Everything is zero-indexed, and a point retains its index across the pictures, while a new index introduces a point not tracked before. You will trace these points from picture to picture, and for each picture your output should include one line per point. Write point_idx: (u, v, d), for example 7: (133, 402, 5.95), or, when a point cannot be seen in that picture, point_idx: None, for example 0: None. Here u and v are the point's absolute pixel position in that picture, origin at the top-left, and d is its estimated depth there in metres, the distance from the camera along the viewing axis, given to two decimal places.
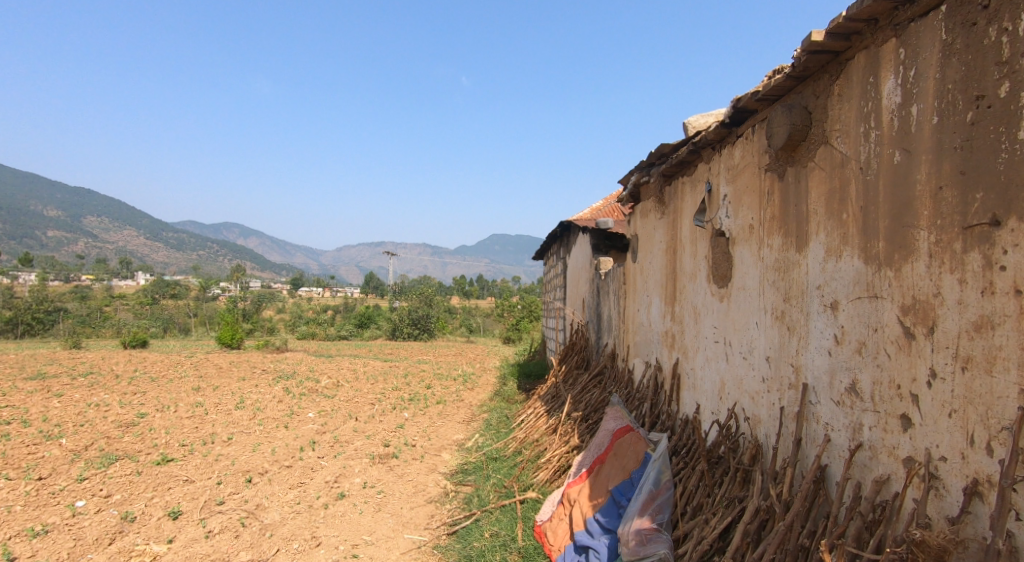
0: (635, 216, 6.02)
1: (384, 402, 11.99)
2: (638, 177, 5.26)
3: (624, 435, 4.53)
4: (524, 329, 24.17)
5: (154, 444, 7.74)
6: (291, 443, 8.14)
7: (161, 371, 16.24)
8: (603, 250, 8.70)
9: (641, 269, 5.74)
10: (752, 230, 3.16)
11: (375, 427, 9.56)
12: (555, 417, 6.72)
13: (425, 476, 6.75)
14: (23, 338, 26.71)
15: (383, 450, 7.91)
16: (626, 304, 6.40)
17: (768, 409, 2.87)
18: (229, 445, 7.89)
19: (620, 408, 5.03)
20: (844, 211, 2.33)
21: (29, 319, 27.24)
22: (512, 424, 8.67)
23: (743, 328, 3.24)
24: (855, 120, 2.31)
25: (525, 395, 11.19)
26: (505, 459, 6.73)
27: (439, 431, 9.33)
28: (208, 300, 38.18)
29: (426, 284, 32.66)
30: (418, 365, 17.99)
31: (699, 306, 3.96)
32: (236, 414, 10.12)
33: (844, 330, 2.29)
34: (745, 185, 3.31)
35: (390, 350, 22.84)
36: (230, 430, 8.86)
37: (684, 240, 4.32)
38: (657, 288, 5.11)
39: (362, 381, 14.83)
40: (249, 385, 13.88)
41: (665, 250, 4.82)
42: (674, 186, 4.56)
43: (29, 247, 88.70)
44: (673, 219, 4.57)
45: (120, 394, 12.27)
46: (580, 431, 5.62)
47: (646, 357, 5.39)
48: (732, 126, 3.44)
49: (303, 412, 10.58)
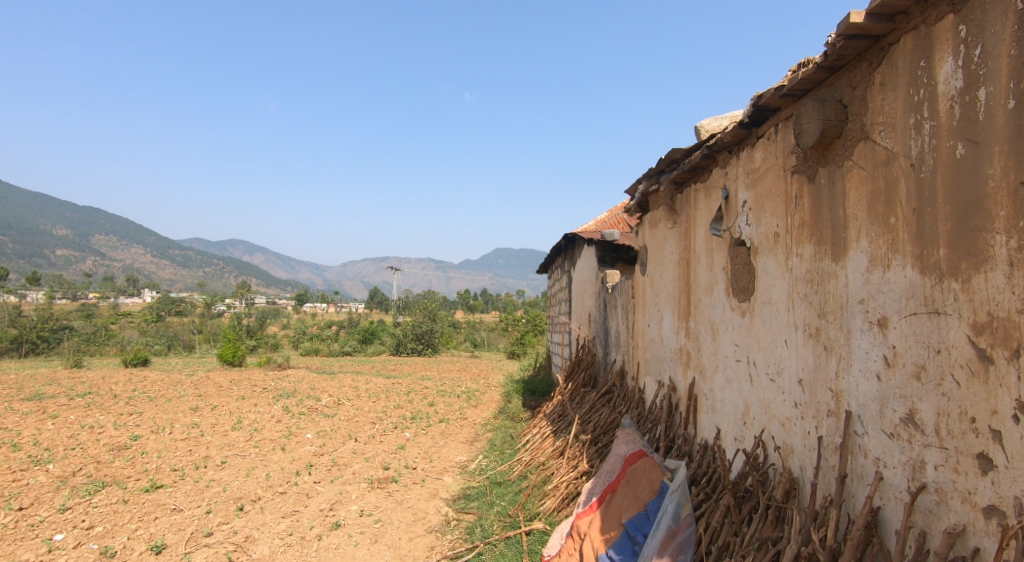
0: (643, 226, 5.72)
1: (385, 421, 11.66)
2: (646, 185, 4.98)
3: (638, 461, 4.21)
4: (528, 344, 23.84)
5: (144, 469, 7.43)
6: (287, 467, 7.83)
7: (161, 390, 15.94)
8: (609, 263, 8.43)
9: (650, 282, 5.44)
10: (777, 238, 2.85)
11: (375, 448, 9.23)
12: (562, 439, 6.40)
13: (426, 503, 6.42)
14: (27, 357, 26.58)
15: (382, 473, 7.59)
16: (635, 319, 6.10)
17: (803, 438, 2.56)
18: (222, 470, 7.57)
19: (631, 431, 4.72)
20: (893, 214, 2.03)
21: (34, 337, 27.14)
22: (517, 445, 8.33)
23: (769, 347, 2.94)
24: (902, 111, 2.03)
25: (530, 412, 10.85)
26: (509, 484, 6.41)
27: (441, 453, 9.01)
28: (212, 316, 37.97)
29: (429, 299, 32.36)
30: (422, 381, 17.66)
31: (717, 322, 3.66)
32: (232, 436, 9.81)
33: (896, 351, 1.99)
34: (768, 190, 3.01)
35: (394, 366, 22.52)
36: (225, 453, 8.55)
37: (698, 250, 4.02)
38: (669, 302, 4.80)
39: (363, 399, 14.51)
40: (249, 404, 13.57)
41: (677, 262, 4.53)
42: (686, 193, 4.27)
43: (35, 266, 88.94)
44: (686, 229, 4.27)
45: (116, 415, 11.98)
46: (589, 455, 5.30)
47: (658, 376, 5.08)
48: (751, 127, 3.15)
49: (302, 433, 10.26)
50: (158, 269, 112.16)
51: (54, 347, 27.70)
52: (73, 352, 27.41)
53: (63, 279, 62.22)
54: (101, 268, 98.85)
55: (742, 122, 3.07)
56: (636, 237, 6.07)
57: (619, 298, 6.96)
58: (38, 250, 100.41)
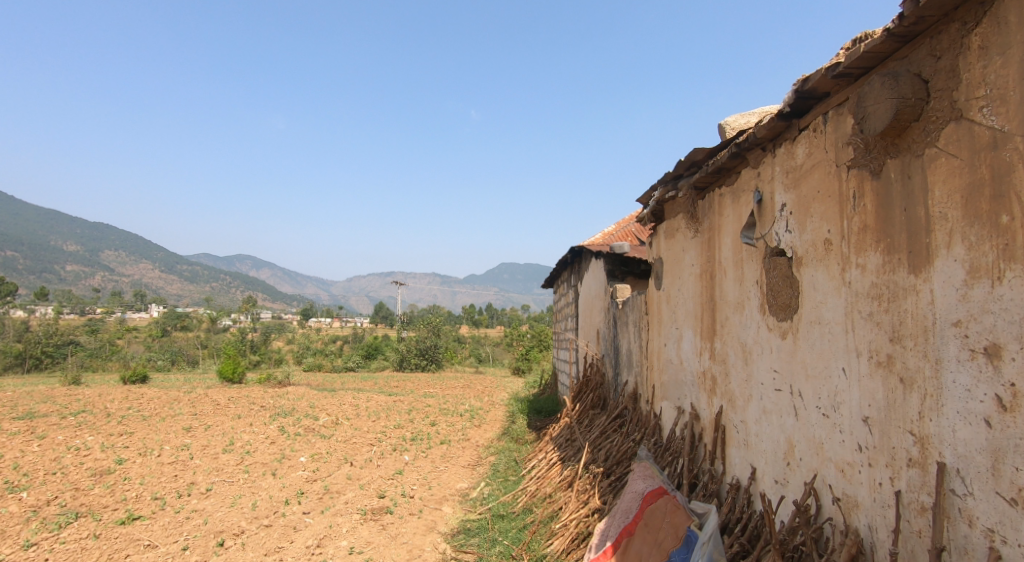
0: (657, 237, 5.25)
1: (384, 443, 11.16)
2: (662, 191, 4.51)
3: (659, 500, 3.70)
4: (533, 360, 23.30)
5: (123, 498, 6.96)
6: (276, 495, 7.34)
7: (156, 408, 15.47)
8: (619, 277, 7.95)
9: (666, 297, 4.96)
10: (827, 246, 2.37)
11: (372, 473, 8.75)
12: (570, 468, 5.92)
13: (421, 539, 5.98)
14: (30, 373, 26.21)
15: (377, 503, 7.11)
16: (649, 338, 5.61)
17: (871, 491, 2.10)
18: (206, 499, 7.10)
19: (649, 464, 4.24)
20: (1004, 212, 1.59)
21: (37, 353, 26.80)
22: (521, 472, 7.83)
23: (818, 375, 2.47)
24: (1018, 79, 1.56)
25: (536, 434, 10.33)
26: (513, 518, 5.91)
27: (441, 478, 8.52)
28: (216, 330, 37.56)
29: (433, 313, 31.89)
30: (424, 399, 17.14)
31: (749, 343, 3.19)
32: (222, 459, 9.33)
33: (1015, 390, 1.55)
34: (810, 191, 2.51)
35: (397, 382, 22.01)
36: (212, 479, 8.08)
37: (723, 262, 3.54)
38: (689, 320, 4.32)
39: (363, 418, 14.00)
40: (244, 424, 13.09)
41: (698, 275, 4.05)
42: (707, 199, 3.79)
43: (41, 281, 88.86)
44: (708, 239, 3.79)
45: (105, 435, 11.51)
46: (601, 489, 4.82)
47: (677, 402, 4.59)
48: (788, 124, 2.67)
49: (296, 456, 9.78)
50: (164, 284, 112.11)
51: (56, 363, 27.29)
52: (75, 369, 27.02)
53: (69, 293, 62.00)
54: (107, 282, 98.70)
55: (778, 114, 2.58)
56: (649, 249, 5.59)
57: (631, 315, 6.48)
58: (46, 265, 100.38)
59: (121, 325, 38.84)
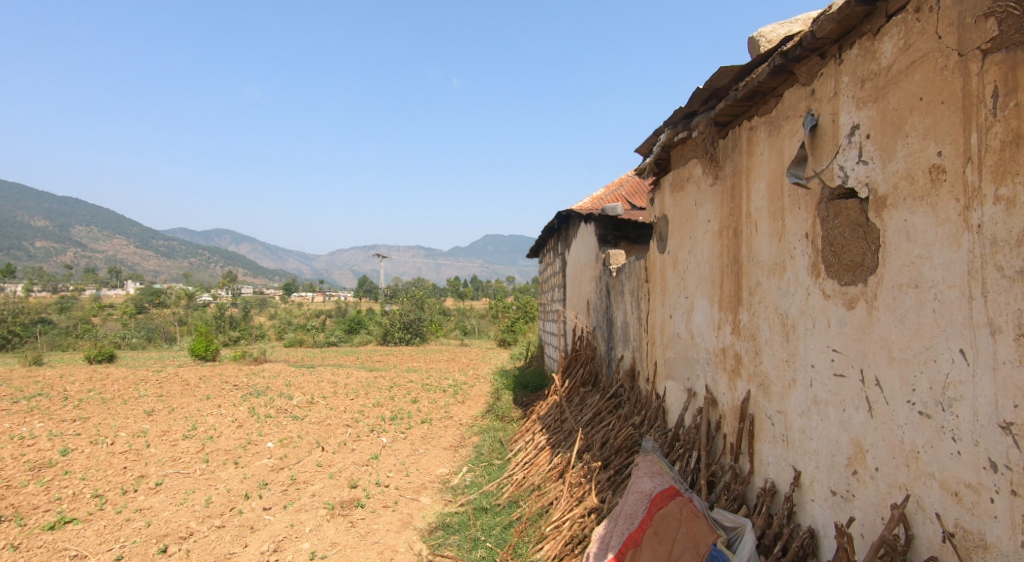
0: (661, 191, 4.54)
1: (361, 424, 10.47)
2: (670, 133, 3.78)
3: (671, 504, 3.03)
4: (519, 332, 22.66)
5: (58, 497, 6.25)
6: (234, 489, 6.67)
7: (120, 390, 14.57)
8: (611, 243, 7.25)
9: (672, 261, 4.27)
10: (936, 175, 1.66)
11: (344, 459, 8.08)
12: (560, 456, 5.29)
13: (395, 537, 5.36)
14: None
15: (348, 495, 6.46)
16: (650, 308, 4.92)
17: (1014, 530, 1.49)
18: (154, 496, 6.41)
19: (656, 458, 3.59)
20: None
21: (6, 332, 25.40)
22: (506, 456, 7.19)
23: (906, 358, 1.78)
24: None
25: (522, 411, 9.69)
26: (497, 512, 5.28)
27: (420, 463, 7.87)
28: (194, 306, 36.37)
29: (415, 287, 31.02)
30: (407, 374, 16.43)
31: (790, 313, 2.51)
32: (181, 447, 8.58)
33: None
34: (903, 101, 1.77)
35: (379, 357, 21.28)
36: (165, 470, 7.37)
37: (755, 211, 2.84)
38: (703, 287, 3.63)
39: (340, 396, 13.28)
40: (212, 406, 12.31)
41: (715, 232, 3.36)
42: (731, 137, 3.07)
43: (12, 259, 85.99)
44: (731, 186, 3.10)
45: (57, 422, 10.65)
46: (597, 482, 4.17)
47: (686, 383, 3.93)
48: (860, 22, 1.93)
49: (263, 441, 9.07)
50: (141, 260, 109.51)
51: (27, 340, 26.09)
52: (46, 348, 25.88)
53: (42, 270, 60.03)
54: (83, 259, 96.20)
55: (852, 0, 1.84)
56: (648, 208, 4.89)
57: (627, 283, 5.79)
58: (17, 242, 97.40)
59: (94, 302, 37.42)
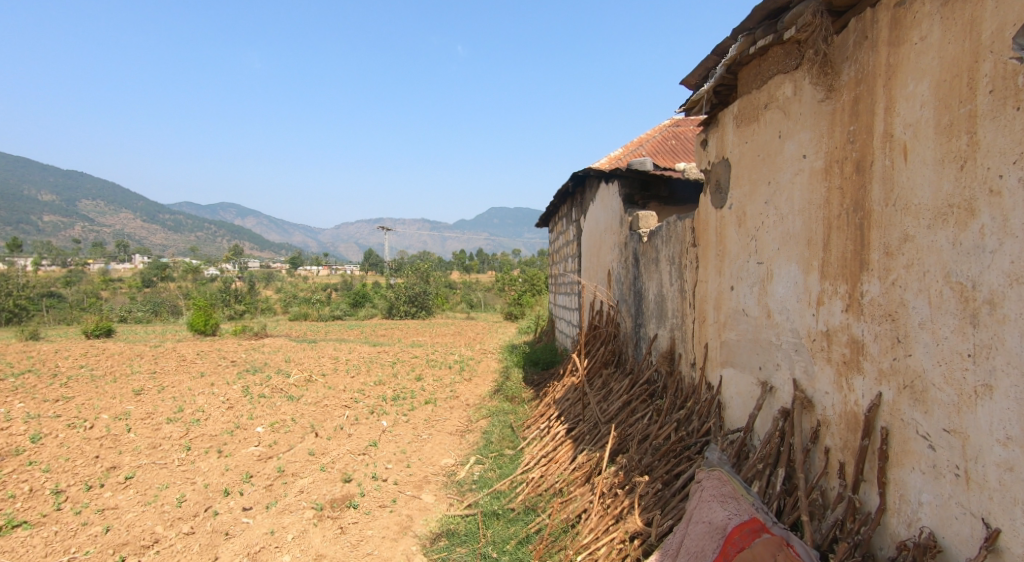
0: (720, 130, 3.63)
1: (361, 405, 9.68)
2: (743, 43, 2.85)
3: (757, 545, 2.17)
4: (527, 305, 21.80)
5: (12, 494, 5.45)
6: (213, 483, 5.86)
7: (112, 367, 13.77)
8: (638, 205, 6.35)
9: (736, 217, 3.38)
10: None
11: (340, 446, 7.27)
12: (586, 455, 4.45)
13: (391, 548, 4.54)
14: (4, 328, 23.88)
15: (340, 491, 5.64)
16: (699, 278, 4.02)
17: None
18: (121, 493, 5.61)
19: (726, 476, 2.69)
20: None
21: (11, 307, 24.40)
22: (520, 446, 6.34)
23: None
24: None
25: (534, 392, 8.83)
26: (510, 521, 4.45)
27: (423, 452, 7.05)
28: (200, 279, 35.59)
29: (420, 260, 30.11)
30: (411, 350, 15.62)
31: (984, 281, 1.66)
32: (162, 432, 7.77)
33: None
34: None
35: (384, 331, 20.43)
36: (140, 460, 6.56)
37: (903, 128, 1.94)
38: (789, 248, 2.74)
39: (340, 374, 12.47)
40: (205, 384, 11.51)
41: (818, 171, 2.48)
42: (857, 26, 2.17)
43: (18, 232, 85.56)
44: (853, 99, 2.20)
45: (36, 403, 9.83)
46: (639, 496, 3.30)
47: (756, 373, 3.07)
48: None
49: (253, 425, 8.27)
50: (150, 235, 108.92)
51: (32, 315, 25.31)
52: (53, 323, 25.28)
53: (49, 243, 59.58)
54: (91, 233, 95.81)
55: None
56: (697, 154, 3.99)
57: (663, 249, 4.88)
58: (26, 217, 96.95)
59: (101, 276, 36.68)
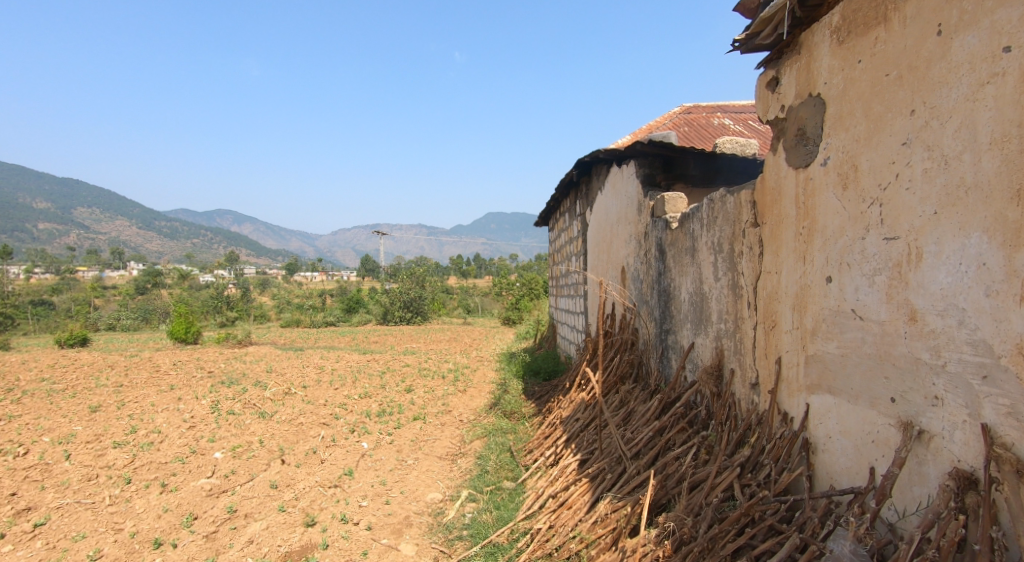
0: (802, 58, 2.55)
1: (340, 422, 8.57)
2: None
3: None
4: (525, 309, 20.71)
5: None
6: (143, 531, 4.74)
7: (77, 379, 12.60)
8: (661, 186, 5.28)
9: (833, 176, 2.30)
10: None
11: (308, 476, 6.17)
12: (611, 508, 3.35)
13: None
14: None
15: (299, 541, 4.56)
16: (763, 270, 2.95)
17: None
18: (24, 547, 4.51)
19: None
20: None
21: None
22: (520, 478, 5.25)
23: None
24: None
25: (536, 407, 7.74)
26: None
27: (406, 482, 5.94)
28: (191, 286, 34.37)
29: (416, 264, 29.01)
30: (403, 358, 14.49)
31: None
32: (103, 459, 6.63)
33: None
34: None
35: (376, 338, 19.31)
36: (64, 498, 5.44)
37: None
38: (963, 204, 1.74)
39: (323, 386, 11.33)
40: (172, 398, 10.35)
41: None
42: None
43: (10, 239, 84.26)
44: None
45: None
46: None
47: (885, 407, 2.04)
48: None
49: (211, 449, 7.13)
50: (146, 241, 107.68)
51: (13, 323, 24.07)
52: (38, 333, 24.14)
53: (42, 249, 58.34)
54: (84, 239, 94.59)
55: None
56: (760, 101, 2.90)
57: (703, 235, 3.77)
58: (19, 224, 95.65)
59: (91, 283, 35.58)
